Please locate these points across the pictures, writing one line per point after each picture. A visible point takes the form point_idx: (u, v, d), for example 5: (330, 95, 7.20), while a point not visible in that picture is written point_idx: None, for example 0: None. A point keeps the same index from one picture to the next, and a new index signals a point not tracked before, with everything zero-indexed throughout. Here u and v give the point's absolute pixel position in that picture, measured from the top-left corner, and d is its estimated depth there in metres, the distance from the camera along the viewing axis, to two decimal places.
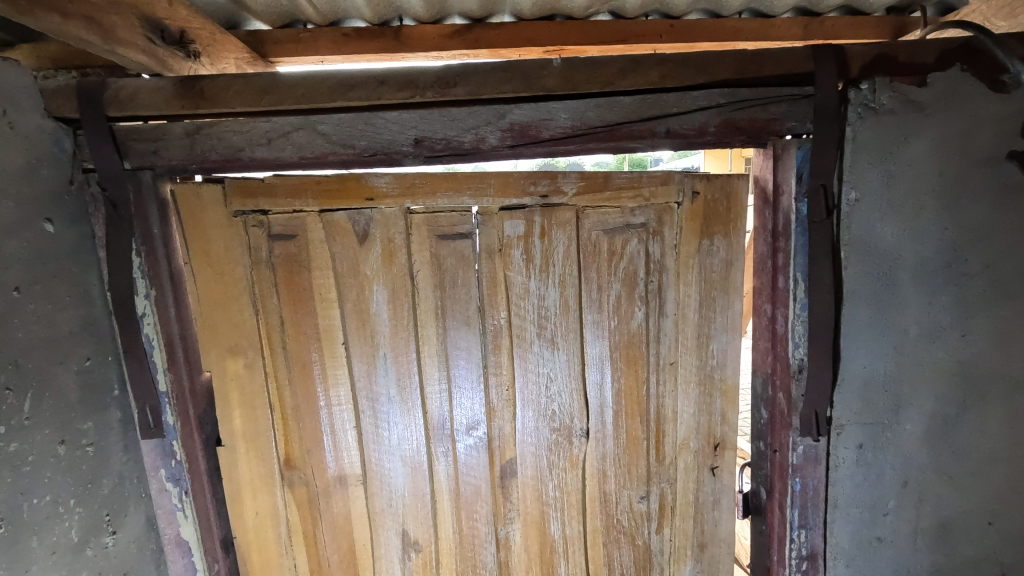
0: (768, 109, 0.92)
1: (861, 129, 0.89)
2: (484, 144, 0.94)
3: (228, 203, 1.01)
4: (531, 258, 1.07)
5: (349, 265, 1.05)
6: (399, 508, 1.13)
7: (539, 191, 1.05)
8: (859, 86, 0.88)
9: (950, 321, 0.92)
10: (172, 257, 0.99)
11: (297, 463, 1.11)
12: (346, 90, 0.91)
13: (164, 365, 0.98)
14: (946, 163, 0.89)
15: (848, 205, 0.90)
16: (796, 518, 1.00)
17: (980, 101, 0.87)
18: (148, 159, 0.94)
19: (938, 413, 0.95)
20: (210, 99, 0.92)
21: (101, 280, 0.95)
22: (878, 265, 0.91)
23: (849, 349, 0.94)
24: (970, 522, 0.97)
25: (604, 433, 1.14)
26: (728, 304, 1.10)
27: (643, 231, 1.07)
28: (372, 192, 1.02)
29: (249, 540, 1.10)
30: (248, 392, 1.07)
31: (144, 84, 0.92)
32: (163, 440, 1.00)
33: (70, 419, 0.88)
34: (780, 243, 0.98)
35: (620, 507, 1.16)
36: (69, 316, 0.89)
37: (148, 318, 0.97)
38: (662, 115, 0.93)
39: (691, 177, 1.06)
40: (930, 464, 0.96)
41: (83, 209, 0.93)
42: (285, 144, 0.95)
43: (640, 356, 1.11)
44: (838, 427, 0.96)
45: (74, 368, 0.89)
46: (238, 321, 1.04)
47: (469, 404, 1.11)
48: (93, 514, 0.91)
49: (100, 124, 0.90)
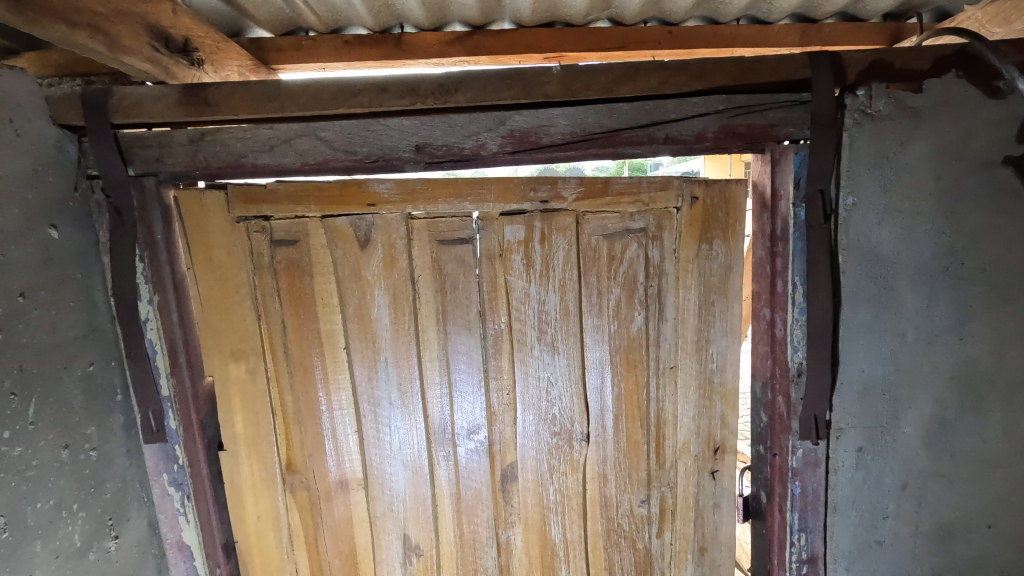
0: (766, 115, 0.92)
1: (858, 135, 0.89)
2: (485, 150, 0.95)
3: (230, 210, 1.02)
4: (531, 263, 1.08)
5: (351, 270, 1.06)
6: (400, 512, 1.14)
7: (539, 197, 1.05)
8: (855, 92, 0.89)
9: (948, 324, 0.93)
10: (175, 262, 1.00)
11: (298, 467, 1.11)
12: (348, 97, 0.92)
13: (167, 370, 0.99)
14: (942, 167, 0.89)
15: (845, 210, 0.91)
16: (796, 522, 1.00)
17: (975, 106, 0.88)
18: (152, 166, 0.95)
19: (936, 415, 0.95)
20: (214, 107, 0.93)
21: (105, 286, 0.96)
22: (876, 269, 0.92)
23: (847, 353, 0.94)
24: (970, 524, 0.97)
25: (604, 437, 1.14)
26: (727, 308, 1.10)
27: (643, 236, 1.08)
28: (373, 198, 1.03)
29: (251, 545, 1.10)
30: (250, 396, 1.07)
31: (148, 92, 0.93)
32: (165, 444, 1.00)
33: (73, 424, 0.89)
34: (779, 248, 0.98)
35: (621, 511, 1.16)
36: (73, 322, 0.90)
37: (150, 323, 0.97)
38: (660, 121, 0.93)
39: (690, 182, 1.06)
40: (929, 467, 0.96)
41: (88, 215, 0.94)
42: (287, 150, 0.95)
43: (639, 360, 1.12)
44: (837, 431, 0.97)
45: (78, 373, 0.90)
46: (241, 327, 1.05)
47: (469, 408, 1.12)
48: (95, 518, 0.91)
49: (104, 131, 0.91)
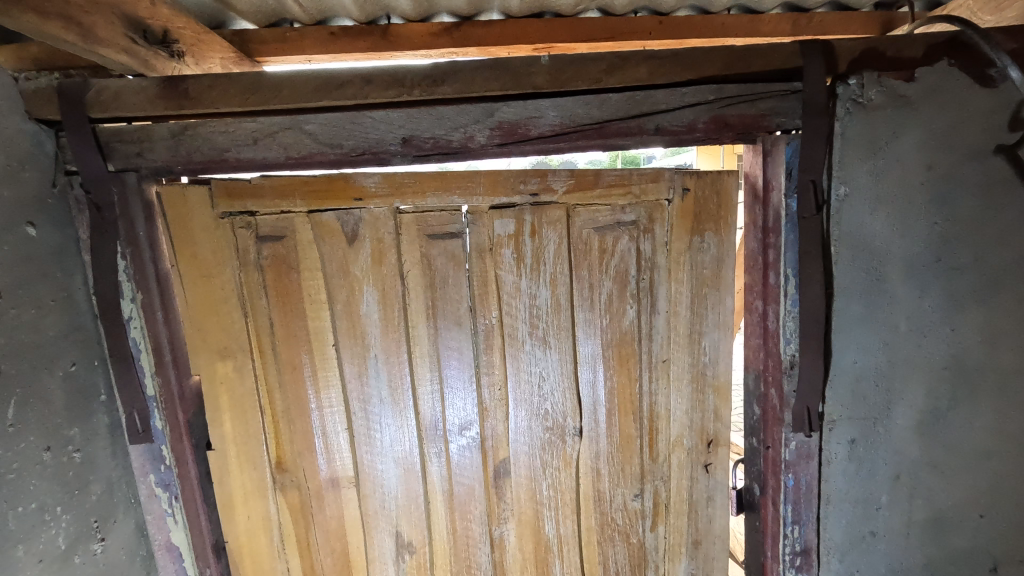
0: (758, 105, 0.91)
1: (850, 124, 0.88)
2: (473, 142, 0.94)
3: (215, 205, 1.00)
4: (521, 257, 1.07)
5: (338, 266, 1.04)
6: (392, 509, 1.13)
7: (529, 189, 1.04)
8: (847, 81, 0.88)
9: (940, 315, 0.92)
10: (159, 260, 0.98)
11: (288, 466, 1.10)
12: (333, 89, 0.90)
13: (152, 369, 0.98)
14: (935, 157, 0.89)
15: (837, 200, 0.90)
16: (790, 514, 1.00)
17: (967, 95, 0.87)
18: (133, 161, 0.93)
19: (929, 407, 0.95)
20: (194, 100, 0.91)
21: (87, 284, 0.95)
22: (868, 260, 0.92)
23: (839, 344, 0.94)
24: (963, 515, 0.97)
25: (597, 432, 1.13)
26: (719, 301, 1.09)
27: (634, 228, 1.07)
28: (361, 192, 1.01)
29: (241, 544, 1.09)
30: (238, 395, 1.05)
31: (127, 85, 0.91)
32: (152, 445, 0.99)
33: (55, 426, 0.88)
34: (771, 239, 0.97)
35: (615, 506, 1.16)
36: (54, 321, 0.88)
37: (134, 322, 0.96)
38: (650, 112, 0.92)
39: (682, 174, 1.05)
40: (921, 458, 0.96)
41: (67, 212, 0.92)
42: (271, 144, 0.94)
43: (632, 354, 1.11)
44: (830, 423, 0.96)
45: (59, 374, 0.89)
46: (227, 324, 1.03)
47: (461, 404, 1.11)
48: (80, 521, 0.90)
49: (82, 126, 0.89)
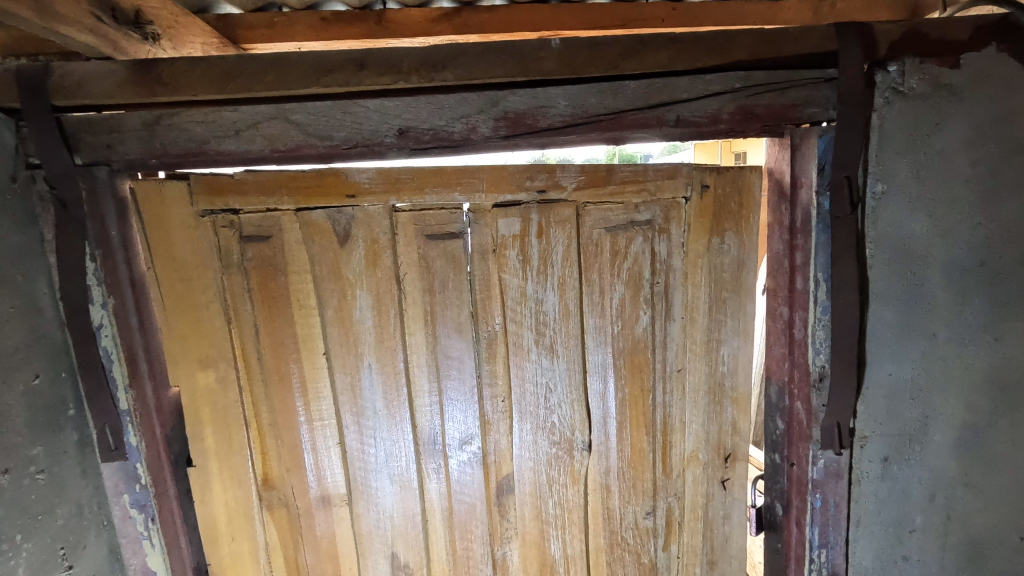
0: (788, 94, 0.84)
1: (889, 115, 0.81)
2: (476, 134, 0.86)
3: (194, 202, 0.92)
4: (528, 259, 0.99)
5: (329, 269, 0.96)
6: (387, 529, 1.05)
7: (536, 186, 0.96)
8: (886, 68, 0.80)
9: (983, 324, 0.85)
10: (133, 262, 0.89)
11: (275, 483, 1.02)
12: (321, 74, 0.82)
13: (125, 382, 0.89)
14: (980, 152, 0.81)
15: (872, 198, 0.83)
16: (816, 537, 0.93)
17: (1018, 84, 0.79)
18: (103, 154, 0.85)
19: (968, 422, 0.88)
20: (169, 86, 0.82)
21: (53, 289, 0.86)
22: (906, 264, 0.84)
23: (873, 355, 0.87)
24: (1002, 539, 0.90)
25: (608, 446, 1.06)
26: (739, 306, 1.02)
27: (649, 229, 0.99)
28: (354, 189, 0.93)
29: (224, 568, 1.01)
30: (220, 407, 0.97)
31: (93, 68, 0.82)
32: (126, 462, 0.90)
33: (14, 446, 0.80)
34: (798, 241, 0.90)
35: (624, 524, 1.08)
36: (13, 330, 0.80)
37: (106, 329, 0.87)
38: (670, 101, 0.84)
39: (700, 169, 0.98)
40: (958, 477, 0.89)
41: (30, 209, 0.84)
42: (254, 136, 0.86)
43: (645, 363, 1.03)
44: (862, 439, 0.89)
45: (19, 389, 0.81)
46: (209, 331, 0.95)
47: (461, 418, 1.03)
48: (44, 549, 0.83)
49: (44, 115, 0.81)
